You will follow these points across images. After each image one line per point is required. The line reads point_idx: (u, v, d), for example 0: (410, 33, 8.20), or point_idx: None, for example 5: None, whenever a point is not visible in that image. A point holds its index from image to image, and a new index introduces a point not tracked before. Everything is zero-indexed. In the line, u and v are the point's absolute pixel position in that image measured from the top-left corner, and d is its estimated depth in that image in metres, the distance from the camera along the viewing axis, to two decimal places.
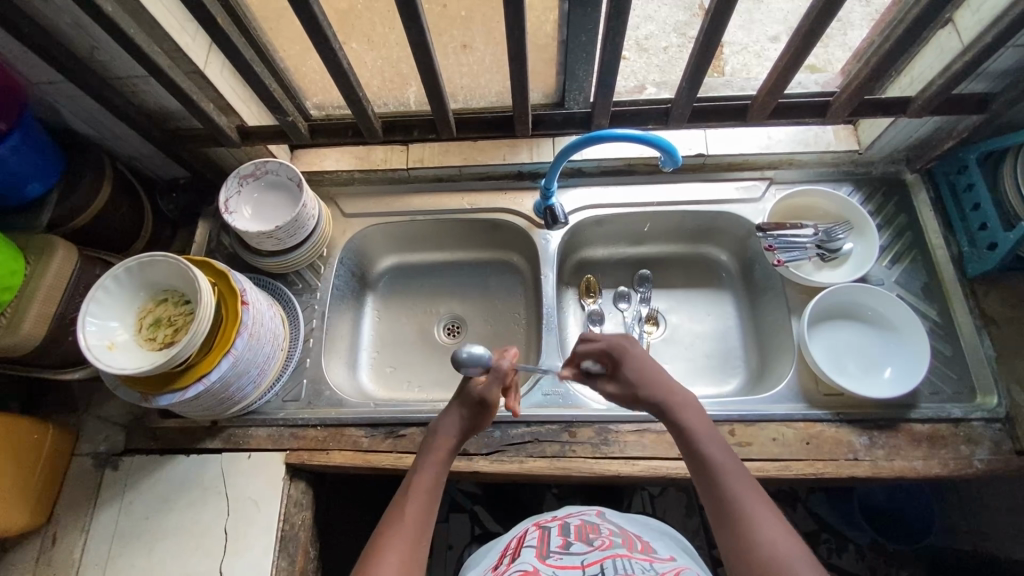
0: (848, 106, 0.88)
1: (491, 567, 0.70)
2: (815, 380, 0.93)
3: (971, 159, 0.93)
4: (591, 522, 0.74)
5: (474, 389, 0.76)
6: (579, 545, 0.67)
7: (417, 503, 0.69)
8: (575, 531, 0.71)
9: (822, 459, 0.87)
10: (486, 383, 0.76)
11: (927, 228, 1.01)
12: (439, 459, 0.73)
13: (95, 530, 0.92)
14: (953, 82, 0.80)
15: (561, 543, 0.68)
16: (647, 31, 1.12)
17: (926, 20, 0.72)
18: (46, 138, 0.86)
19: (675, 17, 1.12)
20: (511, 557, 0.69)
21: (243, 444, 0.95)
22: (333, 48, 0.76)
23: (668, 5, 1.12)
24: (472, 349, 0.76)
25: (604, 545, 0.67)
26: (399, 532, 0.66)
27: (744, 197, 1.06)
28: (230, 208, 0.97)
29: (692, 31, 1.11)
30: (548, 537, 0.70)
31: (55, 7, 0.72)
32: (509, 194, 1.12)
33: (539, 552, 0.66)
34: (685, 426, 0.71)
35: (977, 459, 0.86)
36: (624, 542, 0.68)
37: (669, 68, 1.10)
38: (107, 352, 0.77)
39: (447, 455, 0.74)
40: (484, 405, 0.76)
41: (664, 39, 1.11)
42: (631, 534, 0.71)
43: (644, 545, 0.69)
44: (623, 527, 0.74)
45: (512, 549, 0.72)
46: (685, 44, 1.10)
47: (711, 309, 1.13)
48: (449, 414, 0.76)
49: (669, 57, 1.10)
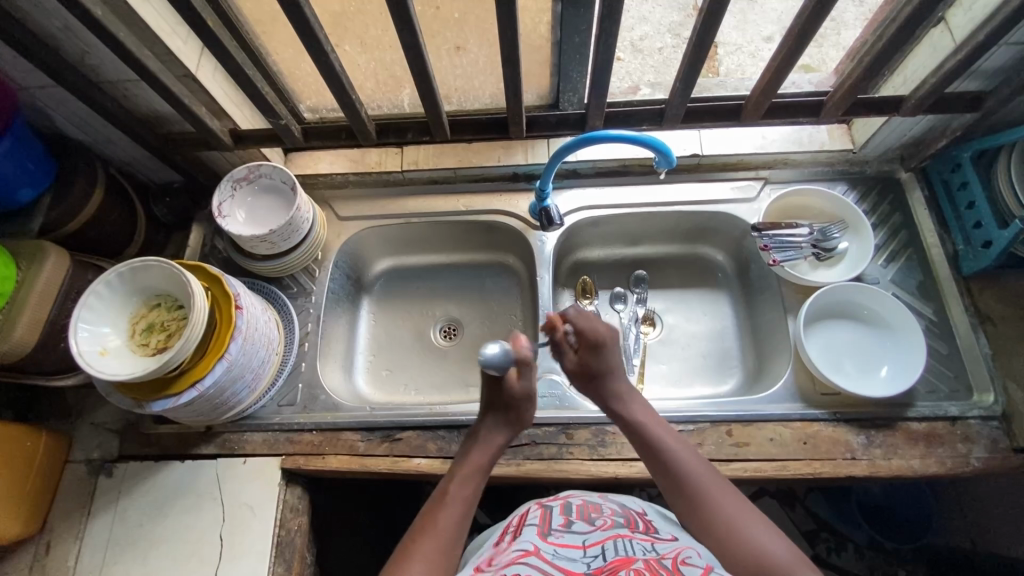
0: (842, 105, 0.87)
1: (493, 544, 0.70)
2: (812, 379, 0.93)
3: (965, 157, 0.93)
4: (592, 501, 0.73)
5: (514, 387, 0.79)
6: (580, 524, 0.67)
7: (453, 510, 0.69)
8: (576, 510, 0.71)
9: (819, 459, 0.87)
10: (521, 376, 0.79)
11: (922, 227, 1.01)
12: (476, 467, 0.76)
13: (89, 538, 0.91)
14: (946, 80, 0.80)
15: (563, 521, 0.68)
16: (642, 32, 1.12)
17: (919, 19, 0.72)
18: (37, 143, 0.86)
19: (669, 18, 1.12)
20: (512, 534, 0.69)
21: (238, 449, 0.95)
22: (325, 51, 0.75)
23: (662, 7, 1.12)
24: (491, 352, 0.75)
25: (606, 525, 0.67)
26: (433, 540, 0.66)
27: (739, 197, 1.07)
28: (223, 212, 0.97)
29: (686, 32, 1.11)
30: (549, 516, 0.69)
31: (44, 10, 0.71)
32: (504, 196, 1.12)
33: (540, 530, 0.66)
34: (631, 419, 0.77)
35: (975, 457, 0.85)
36: (625, 523, 0.68)
37: (663, 68, 1.09)
38: (100, 358, 0.77)
39: (488, 463, 0.77)
40: (526, 401, 0.80)
41: (659, 40, 1.11)
42: (632, 514, 0.71)
43: (645, 525, 0.69)
44: (624, 506, 0.73)
45: (513, 526, 0.71)
46: (679, 44, 1.10)
47: (708, 309, 1.13)
48: (490, 424, 0.81)
49: (664, 57, 1.10)
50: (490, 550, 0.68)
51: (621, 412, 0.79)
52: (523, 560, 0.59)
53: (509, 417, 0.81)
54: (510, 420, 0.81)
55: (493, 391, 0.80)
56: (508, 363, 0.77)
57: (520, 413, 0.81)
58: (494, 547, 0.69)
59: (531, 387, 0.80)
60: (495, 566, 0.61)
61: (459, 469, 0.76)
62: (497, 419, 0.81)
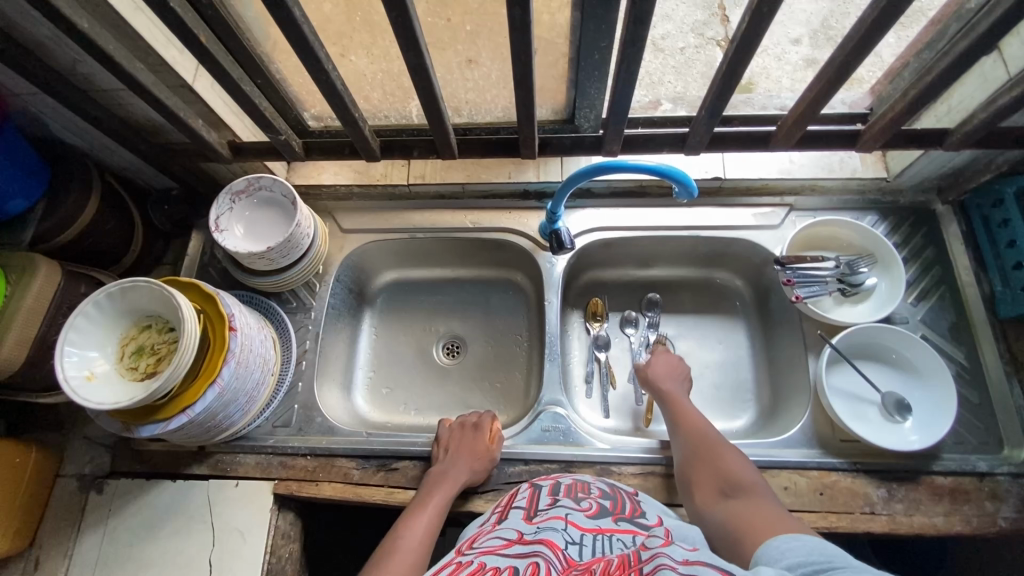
0: (880, 138, 0.81)
1: (480, 526, 0.69)
2: (831, 424, 0.88)
3: (1008, 192, 0.87)
4: (581, 481, 0.72)
5: (470, 442, 0.87)
6: (567, 502, 0.66)
7: (400, 561, 0.70)
8: (564, 489, 0.70)
9: (835, 512, 0.82)
10: (479, 436, 0.88)
11: (958, 264, 0.95)
12: (429, 525, 0.77)
13: (78, 556, 0.89)
14: (997, 117, 0.73)
15: (549, 500, 0.67)
16: (664, 30, 1.10)
17: (975, 53, 0.65)
18: (30, 152, 0.82)
19: (694, 17, 1.11)
20: (499, 516, 0.68)
21: (230, 472, 0.92)
22: (325, 68, 0.70)
23: (687, 6, 1.11)
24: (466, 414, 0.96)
25: (593, 507, 0.65)
26: None
27: (762, 224, 1.01)
28: (220, 226, 0.92)
29: (710, 31, 1.09)
30: (536, 498, 0.69)
31: (30, 18, 0.66)
32: (514, 214, 1.07)
33: (526, 514, 0.65)
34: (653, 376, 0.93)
35: (1002, 518, 0.80)
36: (611, 506, 0.66)
37: (685, 69, 1.06)
38: (87, 385, 0.73)
39: (435, 523, 0.78)
40: (482, 459, 0.86)
41: (681, 39, 1.09)
42: (621, 494, 0.70)
43: (633, 505, 0.68)
44: (613, 486, 0.72)
45: (500, 507, 0.70)
46: (702, 44, 1.08)
47: (722, 337, 1.08)
48: (443, 465, 0.85)
49: (685, 58, 1.07)
50: (474, 531, 0.67)
51: (650, 376, 0.93)
52: (505, 549, 0.57)
53: (465, 458, 0.85)
54: (476, 462, 0.85)
55: (443, 442, 0.89)
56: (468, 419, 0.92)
57: (468, 450, 0.86)
58: (480, 528, 0.68)
59: (491, 454, 0.87)
60: (478, 546, 0.60)
61: (410, 523, 0.77)
62: (466, 454, 0.85)
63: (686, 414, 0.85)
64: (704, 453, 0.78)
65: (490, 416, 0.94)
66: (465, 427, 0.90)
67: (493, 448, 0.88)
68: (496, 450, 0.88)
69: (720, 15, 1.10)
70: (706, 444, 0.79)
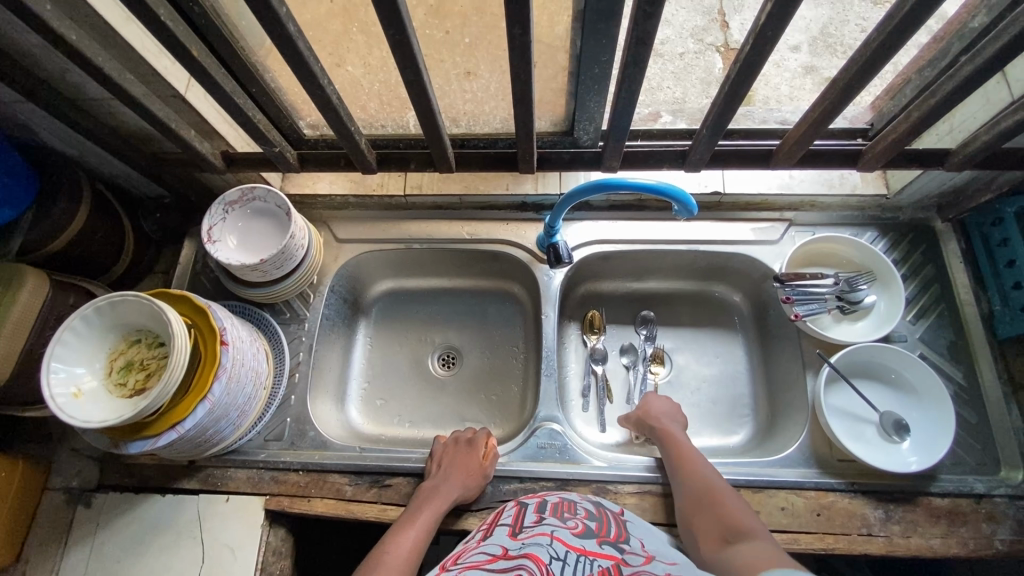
0: (881, 158, 0.80)
1: (464, 543, 0.68)
2: (829, 444, 0.88)
3: (1007, 212, 0.87)
4: (568, 500, 0.72)
5: (467, 460, 0.86)
6: (552, 520, 0.65)
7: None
8: (550, 508, 0.69)
9: (832, 533, 0.81)
10: (473, 455, 0.87)
11: (956, 282, 0.95)
12: (415, 544, 0.76)
13: (64, 572, 0.87)
14: (999, 139, 0.72)
15: (535, 518, 0.66)
16: (664, 35, 1.10)
17: (978, 78, 0.65)
18: (19, 161, 0.81)
19: (693, 23, 1.10)
20: (485, 534, 0.68)
21: (221, 486, 0.91)
22: (319, 82, 0.69)
23: (686, 11, 1.11)
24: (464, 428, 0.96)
25: (577, 526, 0.64)
26: None
27: (761, 239, 1.00)
28: (213, 237, 0.91)
29: (709, 37, 1.09)
30: (522, 515, 0.68)
31: (18, 29, 0.65)
32: (512, 225, 1.07)
33: (512, 530, 0.65)
34: (651, 415, 0.93)
35: (998, 540, 0.80)
36: (597, 528, 0.65)
37: (684, 75, 1.06)
38: (73, 402, 0.71)
39: (420, 541, 0.77)
40: (479, 474, 0.86)
41: (681, 45, 1.08)
42: (606, 515, 0.69)
43: (617, 527, 0.67)
44: (599, 506, 0.72)
45: (488, 525, 0.71)
46: (701, 50, 1.07)
47: (720, 351, 1.07)
48: (432, 479, 0.84)
49: (684, 64, 1.07)
50: (460, 548, 0.67)
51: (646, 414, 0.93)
52: (489, 565, 0.57)
53: (460, 474, 0.84)
54: (469, 478, 0.84)
55: (434, 458, 0.88)
56: (463, 434, 0.92)
57: (462, 466, 0.85)
58: (464, 545, 0.67)
59: (487, 469, 0.87)
60: (461, 562, 0.59)
61: (394, 539, 0.76)
62: (459, 469, 0.84)
63: (685, 453, 0.84)
64: (702, 496, 0.76)
65: (479, 431, 0.93)
66: (458, 442, 0.89)
67: (487, 463, 0.87)
68: (490, 464, 0.87)
69: (720, 21, 1.10)
70: (705, 487, 0.77)
